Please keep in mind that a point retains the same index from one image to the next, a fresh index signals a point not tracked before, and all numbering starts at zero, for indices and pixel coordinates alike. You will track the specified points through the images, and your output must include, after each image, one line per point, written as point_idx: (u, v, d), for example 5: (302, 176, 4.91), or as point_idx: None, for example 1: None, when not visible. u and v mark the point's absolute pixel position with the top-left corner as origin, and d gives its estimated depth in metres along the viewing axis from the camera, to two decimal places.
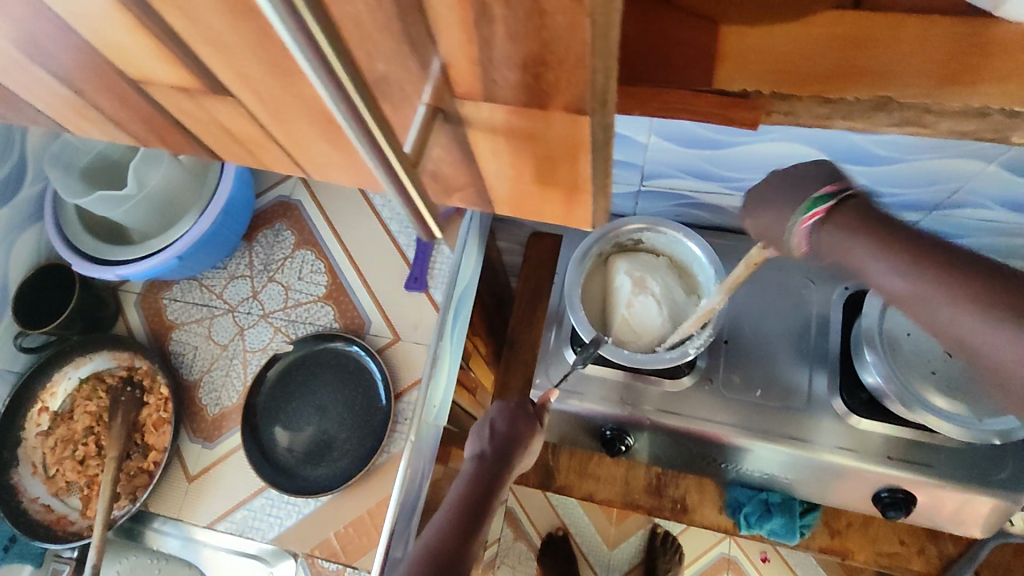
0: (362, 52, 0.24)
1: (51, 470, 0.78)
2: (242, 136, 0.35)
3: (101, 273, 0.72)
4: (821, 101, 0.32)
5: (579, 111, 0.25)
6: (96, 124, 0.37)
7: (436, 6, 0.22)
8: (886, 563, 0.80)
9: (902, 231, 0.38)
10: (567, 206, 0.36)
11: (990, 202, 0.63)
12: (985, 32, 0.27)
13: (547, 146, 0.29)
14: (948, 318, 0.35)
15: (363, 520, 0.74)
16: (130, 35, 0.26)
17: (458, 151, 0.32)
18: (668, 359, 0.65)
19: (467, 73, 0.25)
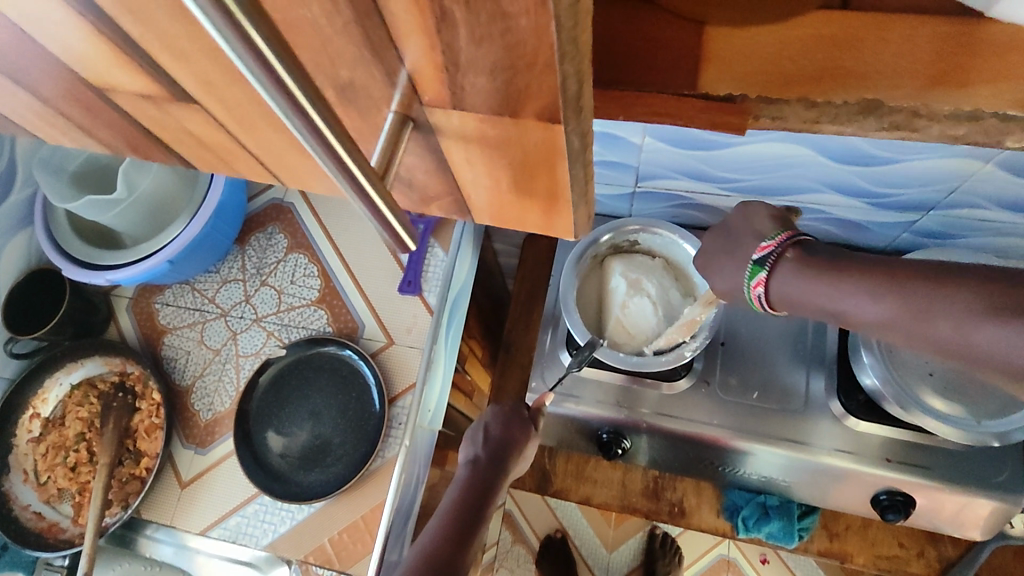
0: (324, 61, 0.23)
1: (43, 477, 0.77)
2: (216, 145, 0.35)
3: (90, 278, 0.71)
4: (807, 105, 0.30)
5: (553, 119, 0.24)
6: (68, 133, 0.36)
7: (396, 14, 0.21)
8: (885, 566, 0.80)
9: (853, 264, 0.44)
10: (548, 216, 0.35)
11: (986, 201, 0.62)
12: (976, 32, 0.27)
13: (524, 154, 0.28)
14: (928, 324, 0.38)
15: (357, 526, 0.74)
16: (89, 45, 0.25)
17: (436, 158, 0.31)
18: (664, 362, 0.65)
19: (434, 80, 0.24)
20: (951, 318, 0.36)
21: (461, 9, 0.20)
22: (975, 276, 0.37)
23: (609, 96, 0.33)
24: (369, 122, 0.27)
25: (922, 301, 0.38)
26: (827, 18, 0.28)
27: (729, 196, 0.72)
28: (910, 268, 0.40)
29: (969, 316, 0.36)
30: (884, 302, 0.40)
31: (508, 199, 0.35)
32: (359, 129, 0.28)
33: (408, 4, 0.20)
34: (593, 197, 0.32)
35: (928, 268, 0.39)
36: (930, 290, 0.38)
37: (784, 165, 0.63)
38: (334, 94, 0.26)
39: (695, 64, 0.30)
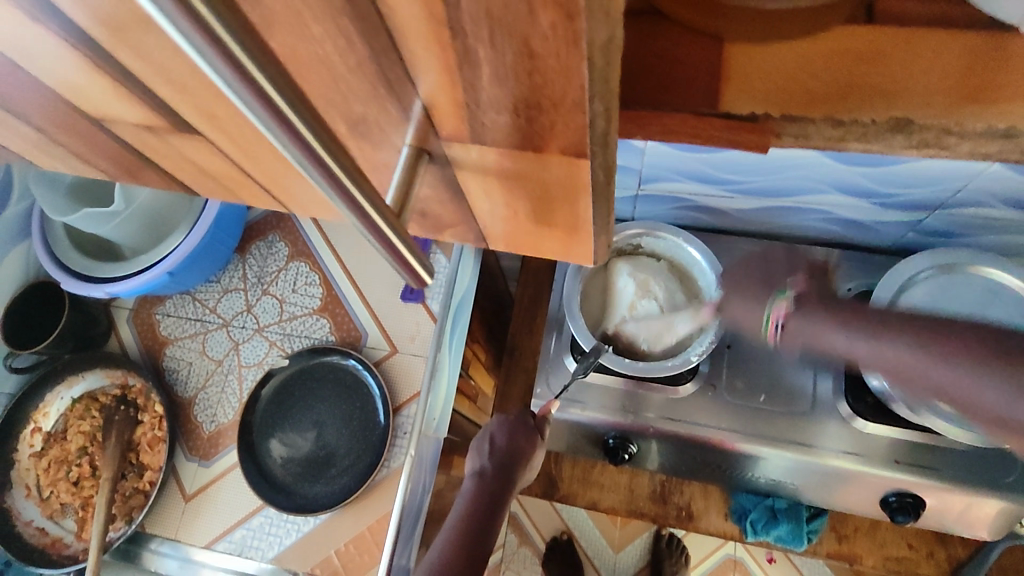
0: (334, 95, 0.23)
1: (45, 492, 0.77)
2: (215, 171, 0.34)
3: (90, 291, 0.71)
4: (833, 124, 0.30)
5: (579, 154, 0.24)
6: (64, 159, 0.35)
7: (414, 50, 0.20)
8: (894, 568, 0.79)
9: (865, 313, 0.46)
10: (562, 242, 0.35)
11: (994, 201, 0.62)
12: (1004, 46, 0.28)
13: (542, 184, 0.28)
14: (926, 372, 0.39)
15: (363, 537, 0.73)
16: (85, 77, 0.25)
17: (446, 186, 0.30)
18: (669, 367, 0.63)
19: (452, 115, 0.24)
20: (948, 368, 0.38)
21: (484, 49, 0.19)
22: (978, 333, 0.38)
23: (627, 117, 0.32)
24: (380, 154, 0.27)
25: (924, 348, 0.39)
26: (848, 33, 0.28)
27: (734, 198, 0.72)
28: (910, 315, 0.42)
29: (967, 367, 0.37)
30: (888, 349, 0.42)
31: (523, 226, 0.34)
32: (370, 159, 0.27)
33: (427, 42, 0.19)
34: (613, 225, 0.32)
35: (932, 321, 0.40)
36: (933, 339, 0.39)
37: (792, 166, 0.62)
38: (345, 126, 0.25)
39: (714, 80, 0.30)
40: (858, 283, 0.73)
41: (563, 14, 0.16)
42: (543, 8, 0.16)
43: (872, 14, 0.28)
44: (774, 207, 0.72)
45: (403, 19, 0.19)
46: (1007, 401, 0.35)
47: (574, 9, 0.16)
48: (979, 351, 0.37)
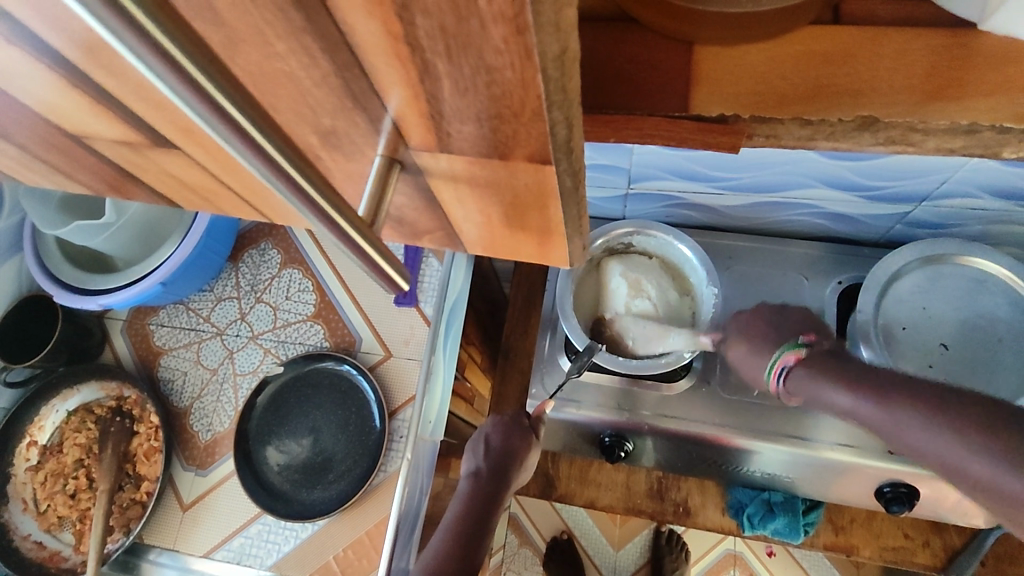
0: (303, 110, 0.23)
1: (42, 506, 0.77)
2: (198, 184, 0.34)
3: (83, 303, 0.71)
4: (801, 124, 0.31)
5: (543, 161, 0.23)
6: (50, 176, 0.35)
7: (376, 67, 0.20)
8: (892, 558, 0.80)
9: (880, 379, 0.43)
10: (541, 246, 0.35)
11: (978, 191, 0.62)
12: (969, 44, 0.30)
13: (513, 191, 0.28)
14: (940, 448, 0.37)
15: (362, 541, 0.73)
16: (63, 96, 0.25)
17: (421, 195, 0.30)
18: (665, 364, 0.64)
19: (420, 127, 0.24)
20: (958, 446, 0.36)
21: (442, 64, 0.19)
22: (993, 416, 0.36)
23: (600, 121, 0.33)
24: (354, 165, 0.27)
25: (933, 426, 0.38)
26: (815, 34, 0.31)
27: (722, 195, 0.72)
28: (914, 385, 0.41)
29: (984, 451, 0.35)
30: (907, 422, 0.39)
31: (502, 231, 0.34)
32: (344, 170, 0.27)
33: (387, 59, 0.20)
34: (588, 229, 0.32)
35: (950, 397, 0.38)
36: (944, 416, 0.38)
37: (779, 162, 0.63)
38: (317, 139, 0.25)
39: (687, 86, 0.31)
40: (848, 275, 0.74)
41: (513, 30, 0.17)
42: (492, 24, 0.17)
43: (838, 16, 0.32)
44: (763, 202, 0.73)
45: (362, 35, 0.19)
46: (1002, 476, 0.34)
47: (522, 24, 0.16)
48: (996, 439, 0.35)
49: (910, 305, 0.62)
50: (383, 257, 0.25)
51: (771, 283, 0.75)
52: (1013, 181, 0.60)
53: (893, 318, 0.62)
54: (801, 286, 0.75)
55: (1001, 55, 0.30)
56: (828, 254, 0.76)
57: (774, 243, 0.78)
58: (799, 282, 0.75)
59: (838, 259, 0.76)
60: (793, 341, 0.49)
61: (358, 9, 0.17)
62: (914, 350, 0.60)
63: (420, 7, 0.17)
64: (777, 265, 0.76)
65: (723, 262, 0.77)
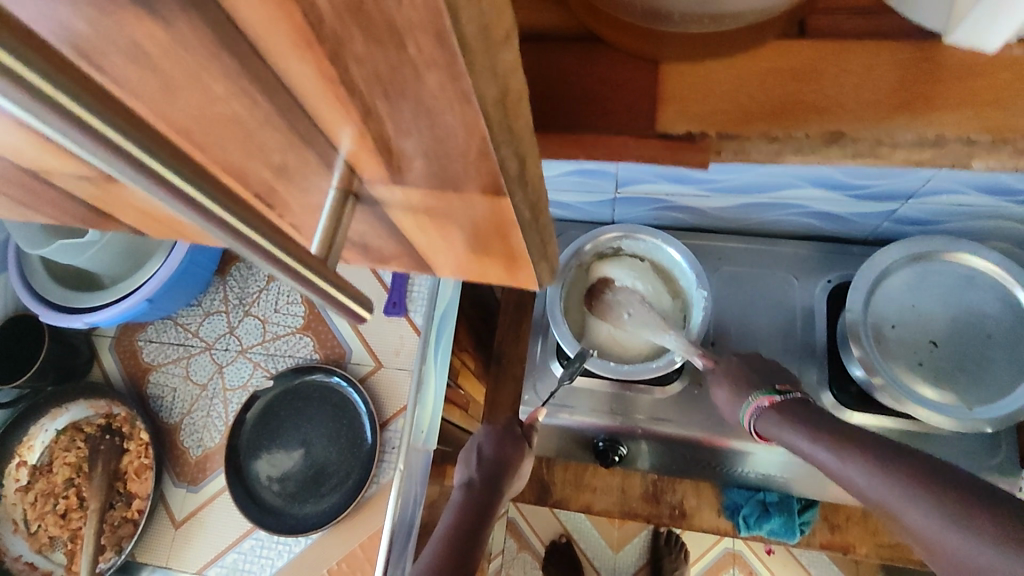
0: (252, 149, 0.22)
1: (33, 526, 0.76)
2: (164, 215, 0.33)
3: (67, 321, 0.70)
4: (768, 140, 0.32)
5: (498, 192, 0.23)
6: (16, 208, 0.35)
7: (318, 108, 0.20)
8: (887, 555, 0.80)
9: (856, 437, 0.49)
10: (509, 270, 0.34)
11: (964, 187, 0.62)
12: (934, 55, 0.31)
13: (474, 221, 0.27)
14: (895, 500, 0.43)
15: (355, 555, 0.73)
16: (13, 134, 0.24)
17: (384, 224, 0.30)
18: (656, 368, 0.65)
19: (373, 162, 0.23)
20: (908, 500, 0.42)
21: (383, 105, 0.19)
22: (937, 478, 0.42)
23: (569, 142, 0.32)
24: (311, 197, 0.26)
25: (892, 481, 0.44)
26: (783, 47, 0.32)
27: (709, 197, 0.72)
28: (866, 437, 0.48)
29: (927, 505, 0.41)
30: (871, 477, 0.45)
31: (470, 255, 0.33)
32: (303, 201, 0.27)
33: (329, 101, 0.19)
34: (555, 251, 0.31)
35: (906, 457, 0.45)
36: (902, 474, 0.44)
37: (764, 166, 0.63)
38: (271, 173, 0.25)
39: (656, 105, 0.32)
40: (838, 273, 0.74)
41: (448, 75, 0.16)
42: (426, 70, 0.16)
43: (804, 31, 0.32)
44: (749, 204, 0.73)
45: (300, 78, 0.18)
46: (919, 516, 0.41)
47: (455, 68, 0.16)
48: (938, 496, 0.41)
49: (899, 303, 0.62)
50: (347, 294, 0.24)
51: (760, 284, 0.76)
52: (995, 179, 0.60)
53: (883, 316, 0.62)
54: (790, 285, 0.75)
55: (968, 67, 0.31)
56: (818, 254, 0.76)
57: (763, 244, 0.78)
58: (788, 281, 0.75)
59: (827, 258, 0.76)
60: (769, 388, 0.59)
61: (293, 54, 0.17)
62: (905, 350, 0.60)
63: (352, 54, 0.16)
64: (766, 266, 0.76)
65: (712, 263, 0.78)
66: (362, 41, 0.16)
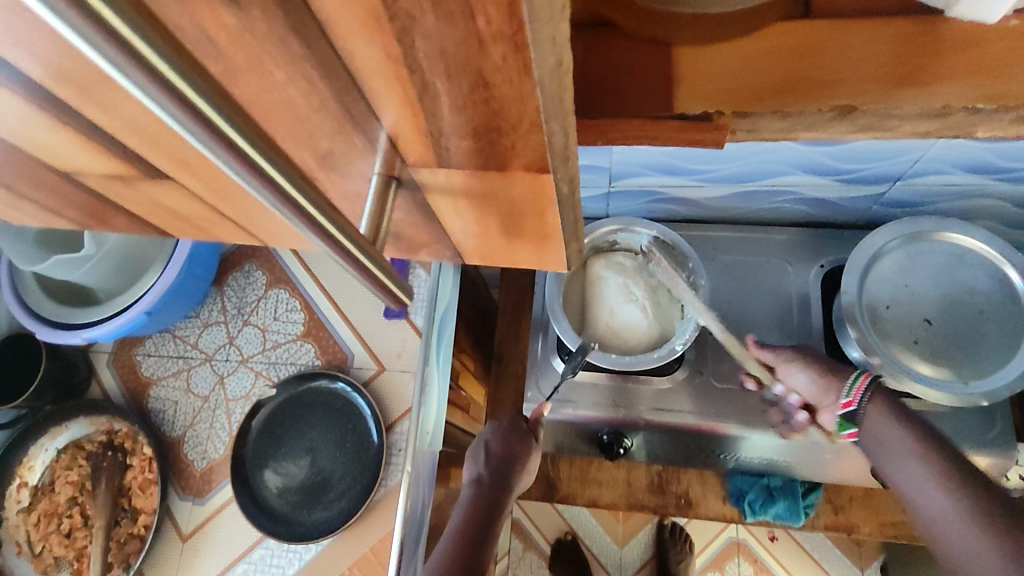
0: (301, 135, 0.23)
1: (37, 547, 0.75)
2: (189, 213, 0.34)
3: (66, 338, 0.70)
4: (779, 116, 0.33)
5: (541, 169, 0.24)
6: (35, 213, 0.35)
7: (376, 90, 0.21)
8: (890, 533, 0.81)
9: (938, 440, 0.47)
10: (536, 252, 0.35)
11: (951, 167, 0.64)
12: (933, 31, 0.31)
13: (509, 201, 0.28)
14: None
15: (368, 559, 0.74)
16: (52, 134, 0.25)
17: (418, 212, 0.31)
18: (657, 358, 0.65)
19: (417, 143, 0.24)
20: None
21: (441, 82, 0.20)
22: (983, 492, 0.43)
23: (589, 126, 0.35)
24: (348, 184, 0.27)
25: None
26: (787, 29, 0.32)
27: (702, 187, 0.73)
28: None
29: None
30: None
31: (493, 239, 0.34)
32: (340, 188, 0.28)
33: (387, 80, 0.20)
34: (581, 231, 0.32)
35: None
36: None
37: (753, 152, 0.64)
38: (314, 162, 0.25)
39: (669, 86, 0.33)
40: (830, 258, 0.76)
41: (511, 48, 0.17)
42: (491, 43, 0.17)
43: (808, 11, 0.32)
44: (742, 192, 0.74)
45: (362, 59, 0.19)
46: None
47: (520, 41, 0.17)
48: (981, 515, 0.42)
49: (892, 283, 0.64)
50: (385, 275, 0.25)
51: (757, 271, 0.77)
52: (983, 156, 0.61)
53: (878, 297, 0.63)
54: (785, 272, 0.76)
55: (969, 37, 0.31)
56: (809, 238, 0.77)
57: (757, 230, 0.79)
58: (783, 268, 0.76)
59: (819, 242, 0.77)
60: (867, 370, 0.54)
61: (361, 33, 0.18)
62: (900, 329, 0.62)
63: (420, 31, 0.17)
64: (763, 251, 0.77)
65: (709, 253, 0.78)
66: (432, 18, 0.17)
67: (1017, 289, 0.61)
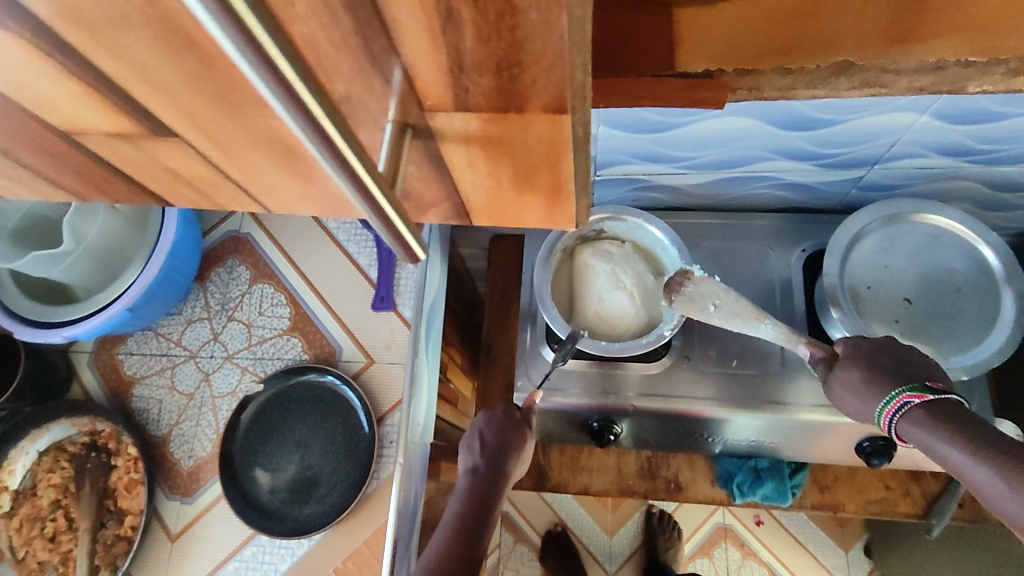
0: (320, 73, 0.23)
1: (20, 552, 0.73)
2: (192, 177, 0.33)
3: (45, 336, 0.68)
4: (782, 73, 0.36)
5: (560, 109, 0.25)
6: (28, 185, 0.34)
7: (400, 22, 0.21)
8: (875, 510, 0.83)
9: (990, 435, 0.42)
10: (550, 212, 0.35)
11: (926, 149, 0.65)
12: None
13: (524, 147, 0.28)
14: None
15: (361, 552, 0.73)
16: (56, 85, 0.25)
17: (431, 166, 0.31)
18: (645, 344, 0.65)
19: (437, 85, 0.25)
20: None
21: (467, 9, 0.21)
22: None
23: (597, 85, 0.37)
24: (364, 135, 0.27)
25: None
26: None
27: (686, 173, 0.74)
28: None
29: None
30: None
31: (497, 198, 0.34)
32: None
33: (412, 10, 0.21)
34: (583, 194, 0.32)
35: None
36: None
37: (736, 137, 0.65)
38: None
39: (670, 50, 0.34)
40: (810, 243, 0.77)
41: None
42: None
43: None
44: (725, 178, 0.75)
45: None
46: None
47: None
48: None
49: (874, 264, 0.65)
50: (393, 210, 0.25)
51: (740, 255, 0.78)
52: (957, 136, 0.62)
53: (858, 279, 0.64)
54: (768, 256, 0.77)
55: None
56: (789, 224, 0.78)
57: (737, 217, 0.80)
58: (765, 252, 0.77)
59: (799, 226, 0.78)
60: (916, 383, 0.47)
61: None
62: (881, 308, 0.63)
63: None
64: (747, 235, 0.78)
65: (693, 239, 0.79)
66: None
67: (992, 266, 0.63)
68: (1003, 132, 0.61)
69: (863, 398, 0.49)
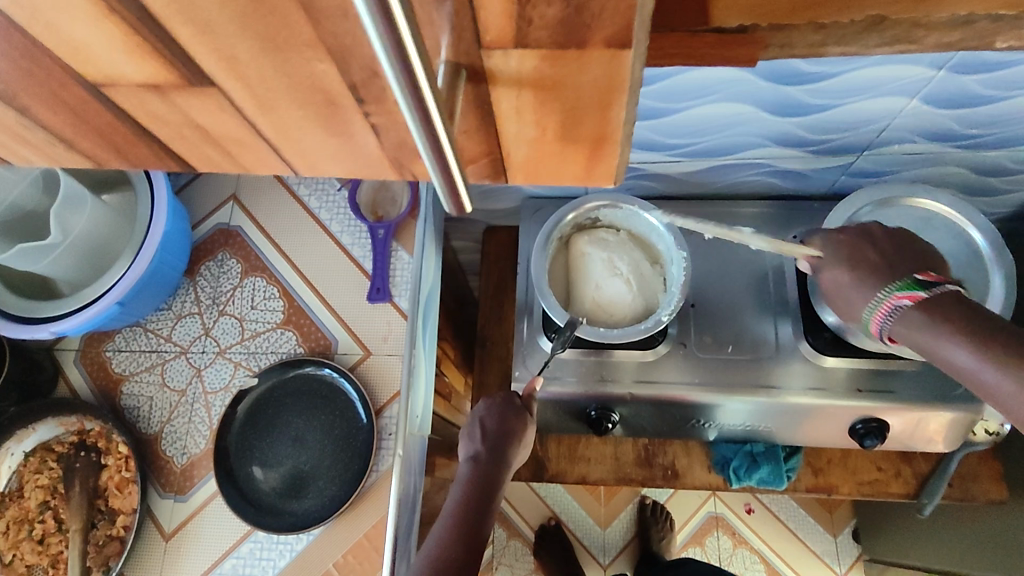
0: None
1: (7, 556, 0.71)
2: (215, 139, 0.33)
3: (33, 332, 0.66)
4: (814, 28, 0.36)
5: (622, 44, 0.26)
6: (44, 147, 0.34)
7: None
8: (868, 491, 0.84)
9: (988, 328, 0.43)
10: (586, 164, 0.36)
11: (915, 135, 0.66)
12: None
13: (574, 91, 0.29)
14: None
15: (361, 545, 0.71)
16: (96, 25, 0.25)
17: (478, 116, 0.32)
18: (642, 330, 0.65)
19: (501, 18, 0.25)
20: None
21: None
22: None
23: None
24: None
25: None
26: None
27: (679, 161, 0.74)
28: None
29: None
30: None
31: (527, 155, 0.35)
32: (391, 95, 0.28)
33: None
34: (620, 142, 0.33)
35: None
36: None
37: (732, 123, 0.65)
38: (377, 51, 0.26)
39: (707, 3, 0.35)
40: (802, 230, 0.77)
41: None
42: None
43: None
44: (718, 166, 0.75)
45: None
46: None
47: None
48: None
49: None
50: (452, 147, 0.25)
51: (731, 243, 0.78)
52: (944, 123, 0.64)
53: None
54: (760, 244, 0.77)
55: None
56: (780, 211, 0.79)
57: (724, 206, 0.80)
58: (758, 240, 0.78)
59: (788, 214, 0.79)
60: (908, 280, 0.47)
61: None
62: None
63: None
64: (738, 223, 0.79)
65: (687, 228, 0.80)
66: None
67: (980, 248, 0.64)
68: (988, 116, 0.62)
69: (849, 299, 0.51)
